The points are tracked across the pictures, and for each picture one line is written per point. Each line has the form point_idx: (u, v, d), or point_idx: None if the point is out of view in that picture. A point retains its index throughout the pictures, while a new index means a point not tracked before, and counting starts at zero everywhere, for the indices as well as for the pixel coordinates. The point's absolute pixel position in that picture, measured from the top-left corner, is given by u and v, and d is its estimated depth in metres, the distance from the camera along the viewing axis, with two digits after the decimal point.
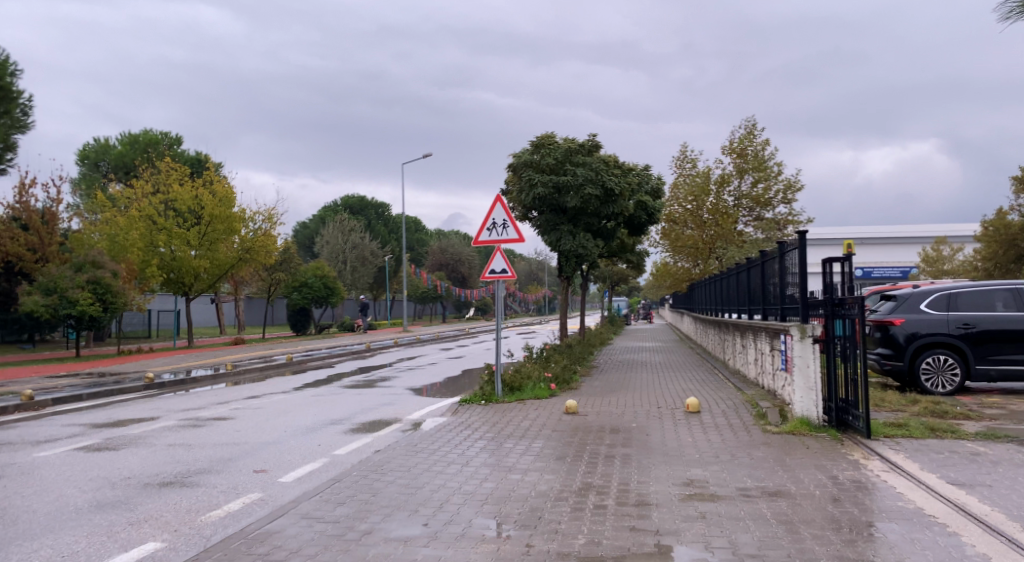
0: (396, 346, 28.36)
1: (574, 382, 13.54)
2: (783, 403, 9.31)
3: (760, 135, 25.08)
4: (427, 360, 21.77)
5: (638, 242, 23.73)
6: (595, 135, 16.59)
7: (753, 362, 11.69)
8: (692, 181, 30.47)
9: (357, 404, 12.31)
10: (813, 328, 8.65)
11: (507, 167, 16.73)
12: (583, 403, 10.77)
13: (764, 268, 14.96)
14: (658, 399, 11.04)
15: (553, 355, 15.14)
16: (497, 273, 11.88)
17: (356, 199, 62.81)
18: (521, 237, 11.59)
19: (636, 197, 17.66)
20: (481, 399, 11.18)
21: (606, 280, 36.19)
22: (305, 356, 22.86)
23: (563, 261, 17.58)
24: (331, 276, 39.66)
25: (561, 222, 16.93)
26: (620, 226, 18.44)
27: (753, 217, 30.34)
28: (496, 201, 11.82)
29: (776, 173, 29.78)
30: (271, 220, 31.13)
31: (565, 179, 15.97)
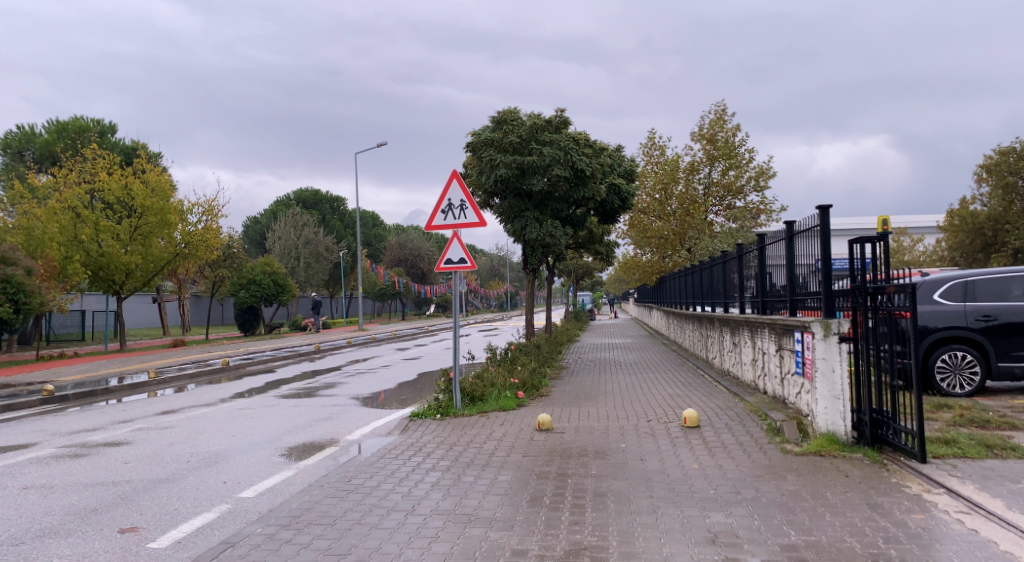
0: (349, 346, 26.34)
1: (544, 388, 11.87)
2: (798, 414, 7.75)
3: (732, 119, 23.73)
4: (379, 362, 19.90)
5: (607, 232, 22.20)
6: (563, 110, 14.90)
7: (752, 363, 10.15)
8: (660, 169, 29.06)
9: (291, 420, 10.43)
10: (839, 324, 7.11)
11: (465, 147, 14.94)
12: (557, 415, 9.10)
13: (751, 259, 13.51)
14: (645, 407, 9.43)
15: (519, 356, 13.41)
16: (454, 263, 10.09)
17: (309, 193, 60.22)
18: (482, 221, 9.83)
19: (608, 180, 16.06)
20: (436, 413, 9.42)
21: (571, 275, 34.58)
22: (245, 360, 20.75)
23: (529, 251, 16.00)
24: (280, 273, 37.48)
25: (525, 208, 15.36)
26: (590, 212, 16.84)
27: (724, 206, 28.98)
28: (452, 178, 10.04)
29: (747, 160, 28.58)
30: (211, 212, 28.82)
31: (530, 159, 14.26)
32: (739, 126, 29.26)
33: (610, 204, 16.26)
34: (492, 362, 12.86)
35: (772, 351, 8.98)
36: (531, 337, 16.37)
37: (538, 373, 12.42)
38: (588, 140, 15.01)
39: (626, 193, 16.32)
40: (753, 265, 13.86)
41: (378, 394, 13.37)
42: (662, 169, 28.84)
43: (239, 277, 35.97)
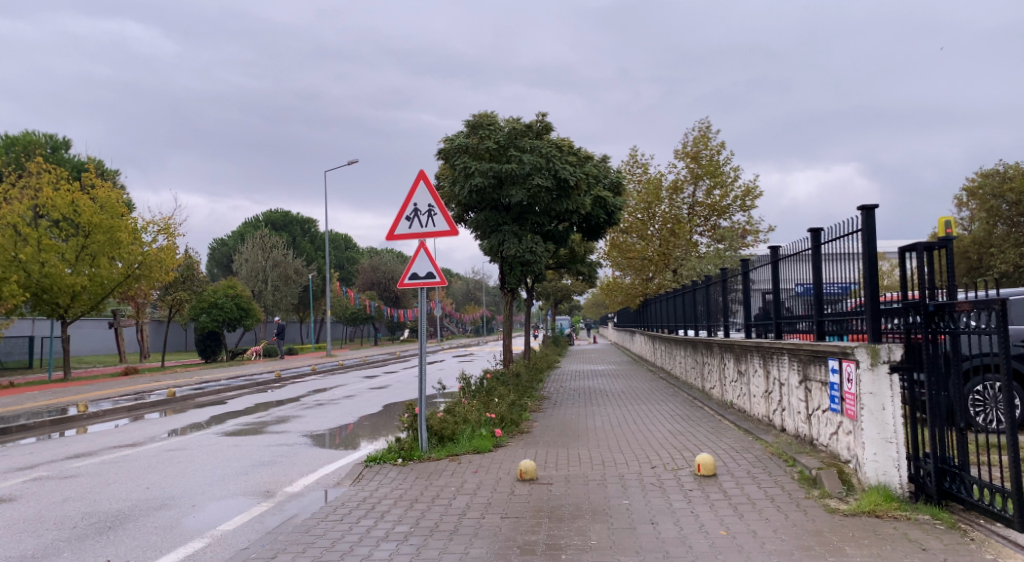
0: (314, 374, 24.62)
1: (524, 423, 10.41)
2: (836, 461, 6.37)
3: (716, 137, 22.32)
4: (344, 391, 18.28)
5: (590, 251, 20.97)
6: (545, 115, 13.64)
7: (766, 395, 8.78)
8: (643, 189, 27.84)
9: (227, 464, 8.83)
10: (888, 350, 5.77)
11: (437, 154, 13.60)
12: (543, 460, 7.64)
13: (743, 280, 12.30)
14: (645, 448, 7.99)
15: (496, 387, 11.94)
16: (420, 278, 8.60)
17: (279, 215, 58.34)
18: (454, 230, 8.42)
19: (593, 192, 14.84)
20: (398, 457, 7.89)
21: (549, 298, 33.21)
22: (196, 391, 18.96)
23: (507, 270, 14.75)
24: (244, 296, 36.06)
25: (503, 221, 14.23)
26: (573, 227, 15.60)
27: (709, 227, 27.81)
28: (418, 180, 8.59)
29: (732, 179, 27.59)
30: (168, 231, 27.09)
31: (508, 167, 12.98)
32: (723, 144, 28.27)
33: (594, 219, 15.04)
34: (465, 394, 11.39)
35: (795, 382, 7.62)
36: (510, 365, 14.92)
37: (518, 405, 10.97)
38: (572, 149, 13.77)
39: (612, 206, 15.09)
40: (745, 286, 12.61)
41: (335, 429, 11.81)
42: (645, 188, 27.68)
43: (201, 299, 34.32)
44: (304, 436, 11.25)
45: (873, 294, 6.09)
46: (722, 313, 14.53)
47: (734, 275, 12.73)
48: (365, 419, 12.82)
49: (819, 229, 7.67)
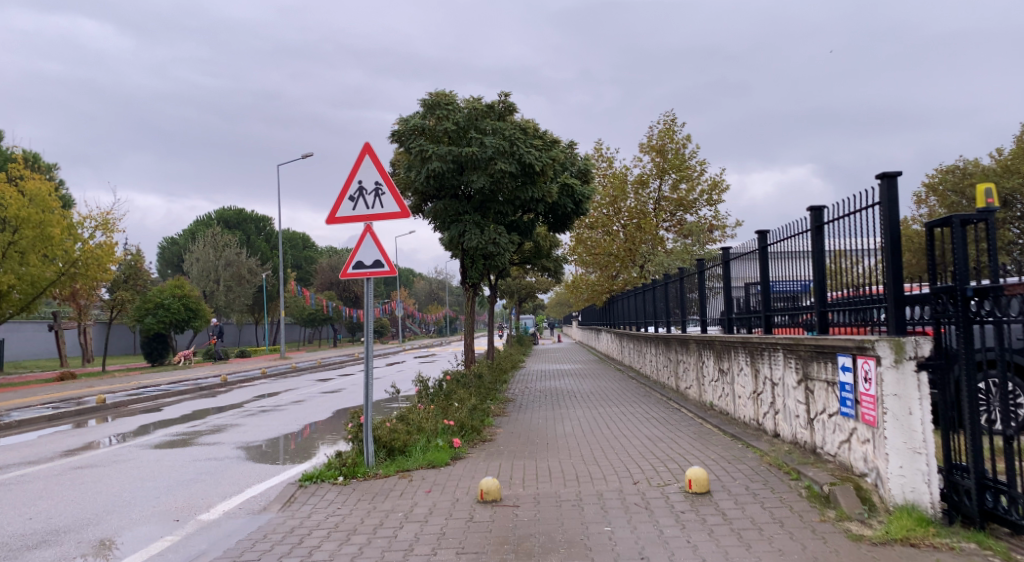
0: (264, 378, 23.23)
1: (487, 430, 9.36)
2: (848, 474, 5.47)
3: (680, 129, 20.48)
4: (293, 396, 17.03)
5: (555, 245, 20.03)
6: (507, 94, 12.60)
7: (756, 397, 7.89)
8: (608, 183, 26.94)
9: (141, 483, 7.59)
10: (916, 344, 4.86)
11: (391, 136, 12.47)
12: (508, 475, 6.62)
13: (718, 272, 11.41)
14: (623, 458, 7.02)
15: (457, 390, 10.86)
16: (366, 267, 7.36)
17: (232, 213, 56.29)
18: (405, 211, 7.33)
19: (559, 180, 13.86)
20: (339, 475, 6.77)
21: (513, 296, 32.12)
22: (130, 397, 17.49)
23: (470, 263, 13.73)
24: (192, 296, 34.55)
25: (464, 210, 13.19)
26: (539, 218, 14.63)
27: (675, 222, 27.09)
28: (363, 154, 7.44)
29: (699, 173, 26.95)
30: (106, 226, 25.40)
31: (468, 150, 11.93)
32: (689, 137, 27.56)
33: (561, 209, 14.07)
34: (420, 400, 10.27)
35: (793, 382, 6.73)
36: (472, 366, 13.83)
37: (481, 410, 9.90)
38: (537, 132, 12.77)
39: (579, 195, 14.13)
40: (719, 279, 11.74)
41: (275, 439, 10.60)
42: (610, 182, 26.79)
43: (145, 300, 32.61)
44: (240, 448, 10.03)
45: (898, 283, 5.16)
46: (693, 307, 13.65)
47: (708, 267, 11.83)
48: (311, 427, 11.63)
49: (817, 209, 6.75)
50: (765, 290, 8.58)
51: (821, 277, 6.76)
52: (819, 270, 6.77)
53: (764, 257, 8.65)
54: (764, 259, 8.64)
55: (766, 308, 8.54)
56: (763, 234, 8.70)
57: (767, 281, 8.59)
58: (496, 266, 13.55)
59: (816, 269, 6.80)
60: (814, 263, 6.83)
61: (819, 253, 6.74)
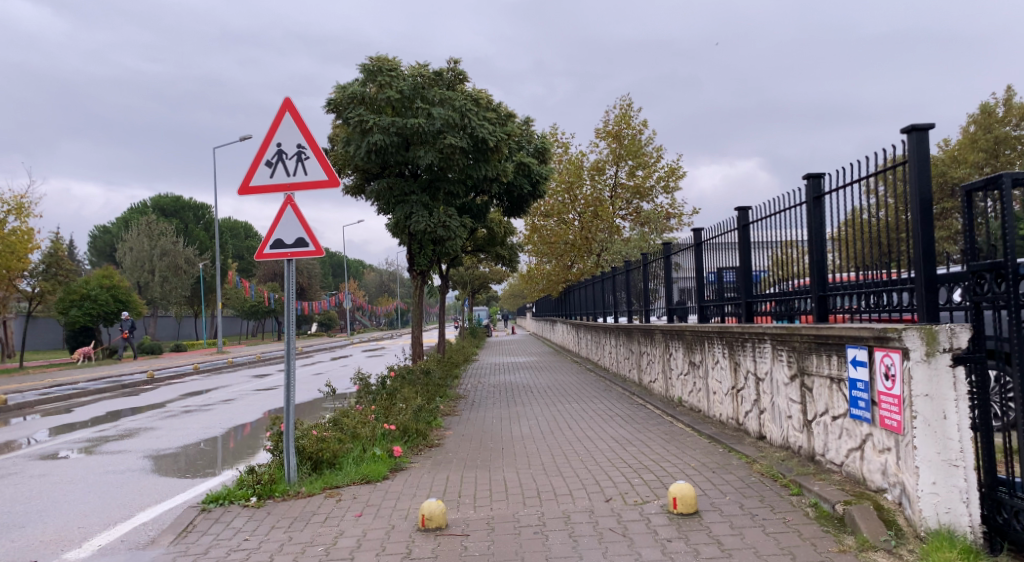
0: (197, 374, 21.68)
1: (433, 435, 8.30)
2: (859, 487, 4.60)
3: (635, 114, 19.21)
4: (225, 394, 15.68)
5: (509, 232, 19.00)
6: (457, 61, 11.48)
7: (736, 394, 7.03)
8: (564, 169, 26.00)
9: (12, 504, 6.30)
10: (950, 335, 3.98)
11: (328, 106, 11.24)
12: (456, 492, 5.59)
13: (684, 257, 10.54)
14: (589, 468, 6.06)
15: (402, 389, 9.75)
16: (285, 247, 6.18)
17: (170, 200, 53.69)
18: (334, 180, 6.19)
19: (514, 158, 12.83)
20: (251, 495, 5.62)
21: (464, 287, 30.99)
22: (41, 397, 15.86)
23: (417, 249, 12.59)
24: (122, 288, 32.55)
25: (410, 190, 12.06)
26: (493, 200, 13.57)
27: (631, 211, 26.33)
28: (283, 110, 6.26)
29: (655, 160, 26.25)
30: (22, 211, 23.38)
31: (414, 122, 10.81)
32: (646, 123, 26.80)
33: (516, 190, 13.05)
34: (359, 401, 9.13)
35: (784, 378, 5.87)
36: (420, 361, 12.70)
37: (428, 412, 8.83)
38: (490, 103, 11.69)
39: (536, 175, 13.09)
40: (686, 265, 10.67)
41: (193, 446, 9.34)
42: (565, 168, 25.86)
43: (70, 291, 30.48)
44: (149, 457, 8.75)
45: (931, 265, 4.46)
46: (656, 296, 12.79)
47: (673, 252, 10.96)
48: (237, 431, 10.37)
49: (812, 178, 6.05)
50: (745, 274, 7.71)
51: (819, 258, 5.97)
52: (817, 249, 5.98)
53: (743, 238, 7.77)
54: (744, 240, 7.77)
55: (746, 294, 7.67)
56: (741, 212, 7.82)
57: (748, 264, 7.72)
58: (446, 251, 12.46)
59: (813, 249, 6.00)
60: (809, 243, 6.08)
61: (816, 230, 5.95)
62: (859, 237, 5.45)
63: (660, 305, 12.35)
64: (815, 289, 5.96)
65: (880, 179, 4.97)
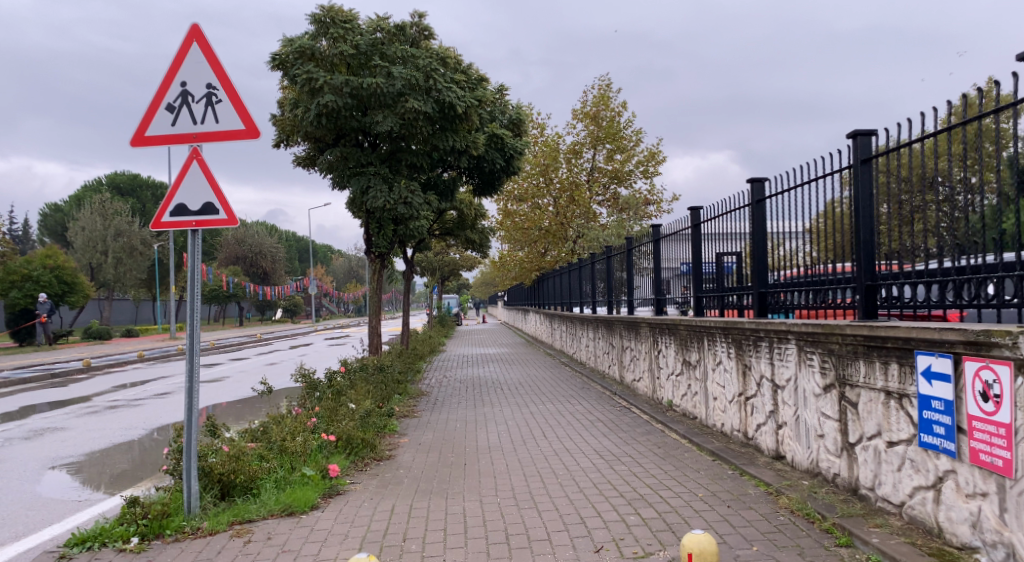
0: (141, 362, 20.11)
1: (384, 445, 7.04)
2: (934, 540, 3.46)
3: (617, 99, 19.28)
4: (164, 386, 14.24)
5: (479, 214, 17.64)
6: (423, 15, 10.14)
7: (746, 402, 5.90)
8: (539, 151, 24.69)
9: None
10: None
11: (273, 62, 9.86)
12: (400, 531, 4.34)
13: (671, 241, 9.37)
14: (573, 499, 4.85)
15: (352, 391, 8.47)
16: (190, 215, 4.86)
17: (127, 177, 51.34)
18: (253, 131, 4.85)
19: (485, 129, 11.55)
20: (132, 534, 4.32)
21: (434, 273, 29.58)
22: None
23: (376, 229, 11.27)
24: (67, 269, 30.61)
25: (369, 161, 10.74)
26: (462, 176, 12.27)
27: (608, 196, 25.19)
28: (190, 39, 4.87)
29: (635, 143, 25.09)
30: None
31: (371, 81, 9.50)
32: (625, 105, 25.63)
33: (488, 166, 11.78)
34: (302, 406, 7.86)
35: (814, 389, 4.72)
36: (378, 358, 11.40)
37: (378, 416, 7.54)
38: (459, 64, 10.42)
39: (510, 150, 11.83)
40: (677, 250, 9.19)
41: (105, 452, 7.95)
42: (541, 150, 24.57)
43: (8, 271, 28.53)
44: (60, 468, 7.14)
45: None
46: (635, 286, 11.64)
47: (657, 237, 9.78)
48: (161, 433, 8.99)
49: (859, 134, 5.15)
50: (761, 257, 6.57)
51: (871, 237, 5.02)
52: (868, 221, 5.07)
53: (756, 216, 6.62)
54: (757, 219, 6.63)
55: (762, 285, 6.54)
56: (756, 184, 6.71)
57: (763, 246, 6.58)
58: (408, 232, 11.16)
59: (862, 228, 5.08)
60: (852, 212, 5.27)
61: (867, 208, 5.06)
62: (831, 229, 5.60)
63: (638, 297, 11.24)
64: (862, 278, 5.02)
65: (862, 171, 5.16)
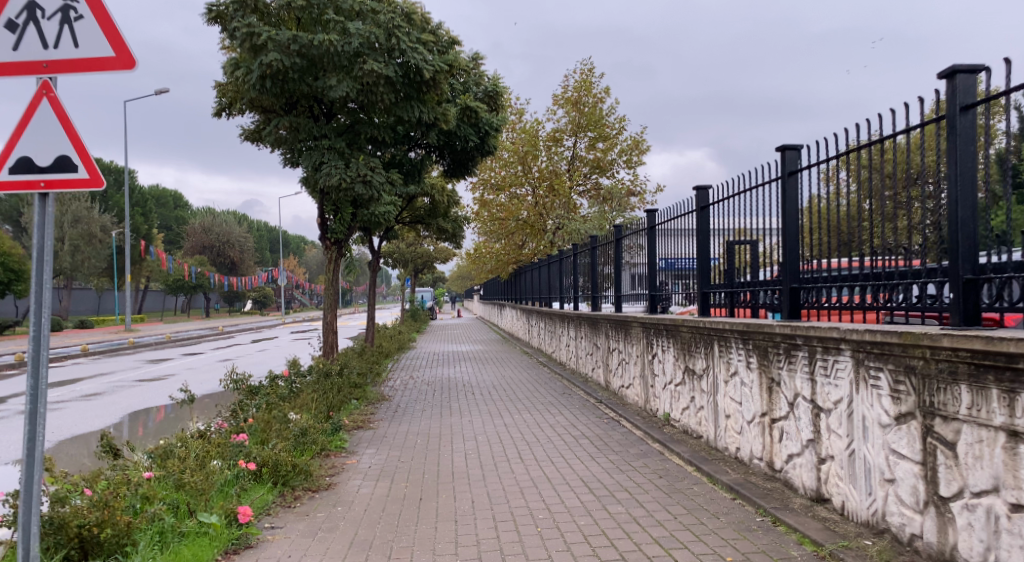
0: (84, 356, 18.57)
1: (323, 470, 5.76)
2: None
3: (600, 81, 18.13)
4: (99, 385, 12.85)
5: (452, 201, 16.35)
6: None
7: (773, 425, 4.71)
8: (517, 138, 23.39)
9: None
10: None
11: (211, 15, 8.50)
12: None
13: (669, 229, 8.13)
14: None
15: (294, 407, 7.20)
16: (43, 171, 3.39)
17: None
18: (127, 60, 3.47)
19: (456, 101, 10.25)
20: None
21: (407, 265, 28.18)
22: None
23: (333, 212, 10.00)
24: (15, 255, 28.80)
25: (323, 134, 9.43)
26: (432, 155, 10.98)
27: (589, 186, 23.99)
28: None
29: (618, 132, 23.89)
30: None
31: (322, 37, 8.18)
32: (608, 91, 24.39)
33: (458, 142, 10.51)
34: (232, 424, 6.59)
35: (881, 419, 3.54)
36: (332, 362, 10.07)
37: (317, 433, 6.26)
38: (427, 23, 9.05)
39: (484, 126, 10.56)
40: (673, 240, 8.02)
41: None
42: (520, 137, 23.28)
43: None
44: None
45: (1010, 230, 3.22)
46: (619, 279, 10.44)
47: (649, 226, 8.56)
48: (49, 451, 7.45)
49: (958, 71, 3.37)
50: (792, 246, 5.28)
51: (973, 215, 3.33)
52: (967, 192, 3.33)
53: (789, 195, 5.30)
54: (785, 199, 5.35)
55: (795, 279, 5.25)
56: (787, 153, 5.35)
57: (796, 235, 5.29)
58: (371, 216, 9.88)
59: (957, 201, 3.35)
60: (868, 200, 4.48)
61: (964, 177, 3.33)
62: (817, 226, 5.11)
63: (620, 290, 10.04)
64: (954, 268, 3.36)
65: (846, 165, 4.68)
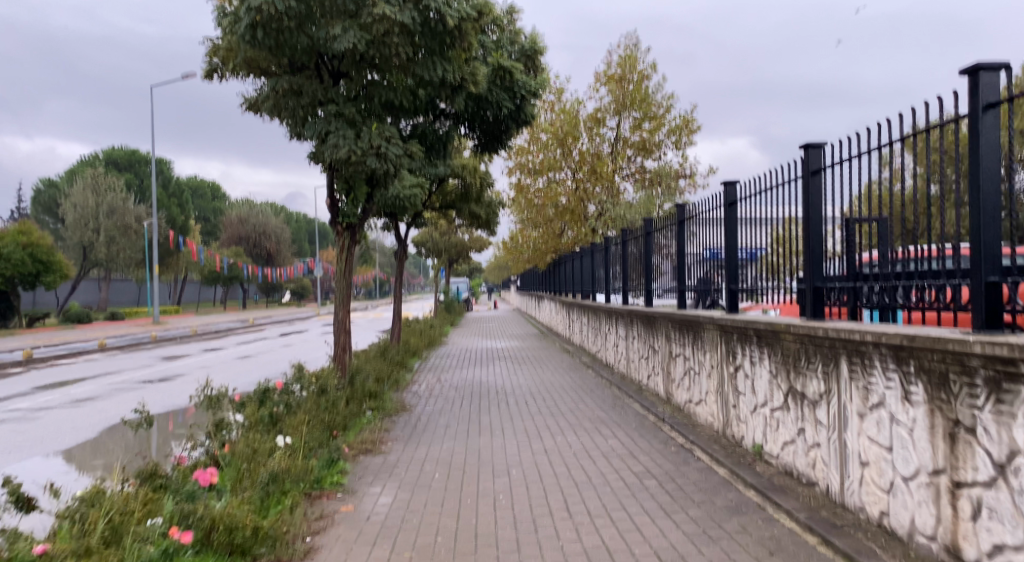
0: (101, 352, 17.60)
1: (303, 527, 4.30)
2: None
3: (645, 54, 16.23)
4: (99, 387, 11.72)
5: (485, 184, 14.81)
6: None
7: (966, 492, 3.08)
8: (557, 119, 21.67)
9: None
10: None
11: None
12: None
13: (753, 206, 6.35)
14: None
15: (283, 436, 5.80)
16: None
17: (124, 152, 48.86)
18: None
19: (486, 59, 8.69)
20: None
21: (441, 256, 26.68)
22: None
23: (345, 192, 8.58)
24: (43, 246, 28.21)
25: (328, 100, 7.98)
26: (458, 126, 9.48)
27: (635, 169, 22.21)
28: None
29: (666, 109, 21.99)
30: None
31: None
32: (655, 66, 22.42)
33: (489, 107, 8.98)
34: (199, 462, 5.21)
35: None
36: (344, 370, 8.62)
37: (294, 475, 4.80)
38: None
39: (520, 89, 8.99)
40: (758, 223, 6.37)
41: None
42: (559, 117, 21.55)
43: None
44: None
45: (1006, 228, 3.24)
46: (678, 271, 8.76)
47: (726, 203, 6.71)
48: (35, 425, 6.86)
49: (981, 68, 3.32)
50: (988, 223, 3.26)
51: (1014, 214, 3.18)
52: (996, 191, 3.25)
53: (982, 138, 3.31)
54: (974, 150, 3.31)
55: (993, 272, 3.24)
56: (980, 75, 3.32)
57: (996, 205, 3.26)
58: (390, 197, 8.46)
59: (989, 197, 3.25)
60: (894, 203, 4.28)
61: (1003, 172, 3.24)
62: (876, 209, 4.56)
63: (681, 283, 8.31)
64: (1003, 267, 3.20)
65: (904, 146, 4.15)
